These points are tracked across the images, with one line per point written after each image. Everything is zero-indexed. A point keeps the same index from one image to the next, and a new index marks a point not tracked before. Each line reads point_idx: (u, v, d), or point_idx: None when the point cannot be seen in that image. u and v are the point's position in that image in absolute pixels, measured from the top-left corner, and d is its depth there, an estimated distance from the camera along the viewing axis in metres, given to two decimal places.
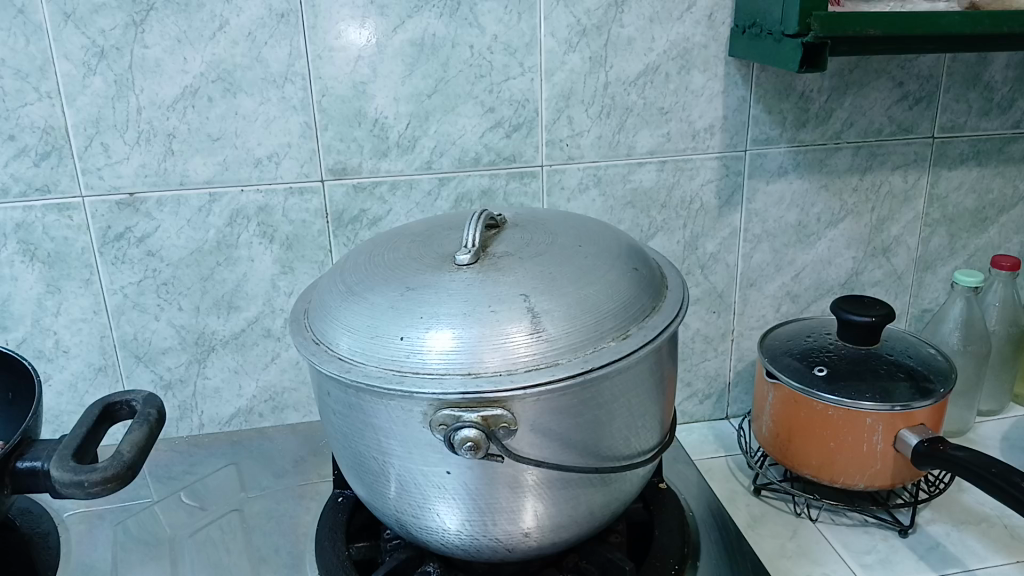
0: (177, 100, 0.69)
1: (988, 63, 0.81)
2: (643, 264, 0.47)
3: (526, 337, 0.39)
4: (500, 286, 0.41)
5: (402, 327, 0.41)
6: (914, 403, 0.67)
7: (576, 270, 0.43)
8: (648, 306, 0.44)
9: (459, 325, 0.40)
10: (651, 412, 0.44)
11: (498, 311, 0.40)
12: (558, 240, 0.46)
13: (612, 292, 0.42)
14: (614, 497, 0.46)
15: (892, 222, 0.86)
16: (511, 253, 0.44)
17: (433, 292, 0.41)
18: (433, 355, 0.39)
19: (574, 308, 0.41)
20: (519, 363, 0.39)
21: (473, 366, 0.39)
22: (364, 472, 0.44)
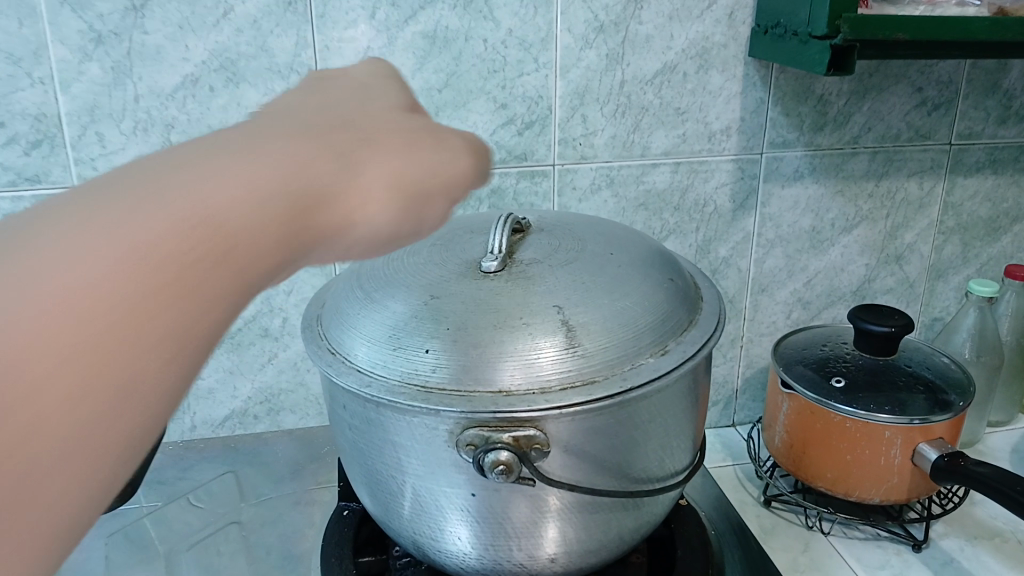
0: (178, 89, 0.66)
1: (1008, 70, 0.80)
2: (678, 275, 0.45)
3: (559, 350, 0.37)
4: (530, 296, 0.39)
5: (426, 339, 0.38)
6: (933, 417, 0.66)
7: (610, 277, 0.41)
8: (687, 321, 0.42)
9: (488, 339, 0.37)
10: (686, 432, 0.42)
11: (529, 323, 0.38)
12: (588, 248, 0.44)
13: (649, 306, 0.40)
14: (644, 520, 0.43)
15: (906, 228, 0.85)
16: (540, 261, 0.42)
17: (459, 301, 0.39)
18: (460, 371, 0.37)
19: (612, 321, 0.39)
20: (551, 381, 0.37)
21: (502, 383, 0.37)
22: (380, 490, 0.42)
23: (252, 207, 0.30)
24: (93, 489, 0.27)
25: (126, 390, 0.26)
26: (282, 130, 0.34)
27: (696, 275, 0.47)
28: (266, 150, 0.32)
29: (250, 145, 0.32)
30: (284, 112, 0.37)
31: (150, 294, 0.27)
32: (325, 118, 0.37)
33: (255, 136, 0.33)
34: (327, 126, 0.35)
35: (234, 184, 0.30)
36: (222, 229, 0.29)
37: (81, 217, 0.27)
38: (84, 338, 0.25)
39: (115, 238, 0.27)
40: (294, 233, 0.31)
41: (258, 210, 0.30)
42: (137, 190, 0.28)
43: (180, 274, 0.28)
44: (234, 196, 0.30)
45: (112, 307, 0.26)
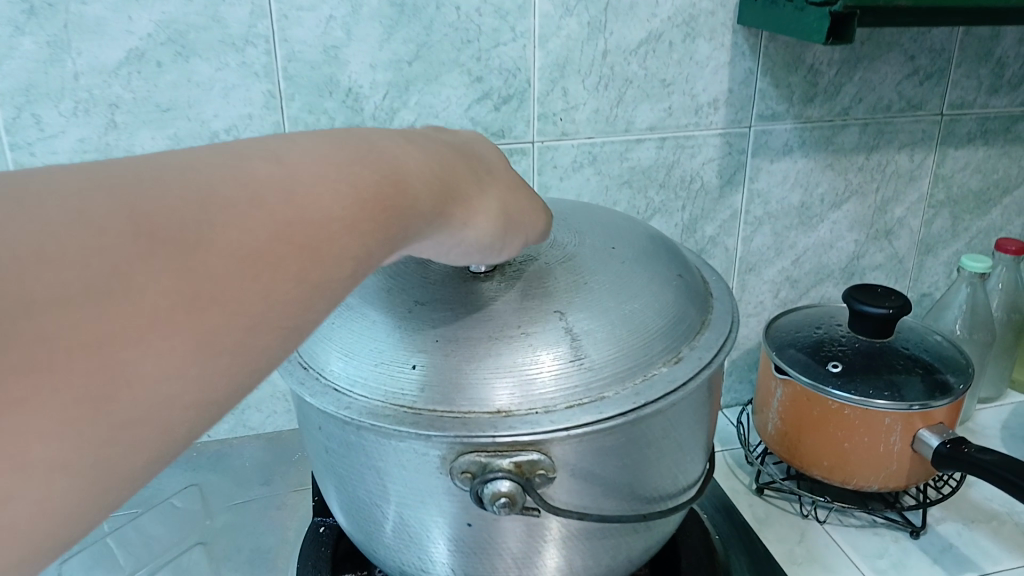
0: (121, 65, 0.60)
1: (1001, 37, 0.77)
2: (685, 270, 0.41)
3: (564, 364, 0.33)
4: (529, 302, 0.35)
5: (412, 353, 0.34)
6: (934, 402, 0.63)
7: (615, 276, 0.37)
8: (698, 323, 0.38)
9: (484, 351, 0.33)
10: (699, 443, 0.38)
11: (529, 332, 0.33)
12: (587, 241, 0.39)
13: (659, 309, 0.36)
14: (654, 539, 0.40)
15: (896, 202, 0.82)
16: (536, 259, 0.37)
17: (449, 310, 0.35)
18: (452, 389, 0.33)
19: (620, 328, 0.35)
20: (555, 398, 0.33)
21: (500, 402, 0.33)
22: (362, 517, 0.38)
23: (382, 211, 0.30)
24: (164, 459, 0.25)
25: (226, 364, 0.26)
26: (418, 140, 0.34)
27: (700, 269, 0.43)
28: (409, 155, 0.32)
29: (393, 149, 0.32)
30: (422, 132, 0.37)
31: (279, 276, 0.27)
32: (448, 137, 0.37)
33: (397, 138, 0.33)
34: (458, 148, 0.36)
35: (374, 184, 0.30)
36: (351, 228, 0.29)
37: (242, 178, 0.27)
38: (218, 301, 0.25)
39: (269, 211, 0.27)
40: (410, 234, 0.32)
41: (387, 215, 0.30)
42: (294, 169, 0.28)
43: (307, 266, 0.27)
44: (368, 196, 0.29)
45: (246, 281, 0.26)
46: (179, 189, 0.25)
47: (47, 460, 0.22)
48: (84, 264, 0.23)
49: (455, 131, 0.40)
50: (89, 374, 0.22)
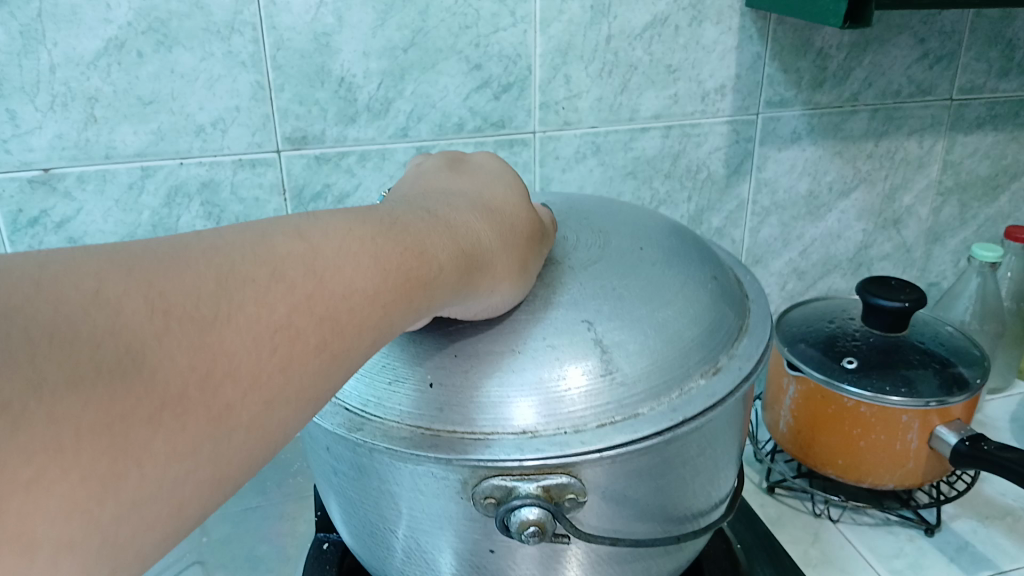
0: (99, 56, 0.56)
1: (1012, 18, 0.75)
2: (715, 269, 0.40)
3: (595, 380, 0.32)
4: (555, 314, 0.33)
5: (432, 371, 0.33)
6: (952, 398, 0.61)
7: (643, 280, 0.35)
8: (734, 330, 0.37)
9: (510, 368, 0.32)
10: (731, 459, 0.36)
11: (557, 346, 0.32)
12: (613, 241, 0.38)
13: (694, 315, 0.35)
14: (684, 558, 0.38)
15: (904, 190, 0.80)
16: (560, 262, 0.36)
17: (468, 330, 0.34)
18: (478, 409, 0.32)
19: (651, 337, 0.33)
20: (585, 417, 0.31)
21: (528, 423, 0.31)
22: (374, 544, 0.36)
23: (409, 286, 0.29)
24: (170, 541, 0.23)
25: (240, 444, 0.24)
26: (442, 200, 0.33)
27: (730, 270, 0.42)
28: (435, 222, 0.31)
29: (418, 217, 0.31)
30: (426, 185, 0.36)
31: (301, 352, 0.25)
32: (473, 182, 0.36)
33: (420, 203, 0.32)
34: (484, 192, 0.35)
35: (402, 257, 0.29)
36: (378, 303, 0.28)
37: (264, 255, 0.25)
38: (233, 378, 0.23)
39: (292, 289, 0.25)
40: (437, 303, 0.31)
41: (414, 288, 0.29)
42: (319, 243, 0.27)
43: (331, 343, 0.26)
44: (396, 272, 0.28)
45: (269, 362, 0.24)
46: (201, 271, 0.24)
47: (52, 547, 0.20)
48: (96, 343, 0.20)
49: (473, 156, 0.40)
50: (101, 459, 0.20)
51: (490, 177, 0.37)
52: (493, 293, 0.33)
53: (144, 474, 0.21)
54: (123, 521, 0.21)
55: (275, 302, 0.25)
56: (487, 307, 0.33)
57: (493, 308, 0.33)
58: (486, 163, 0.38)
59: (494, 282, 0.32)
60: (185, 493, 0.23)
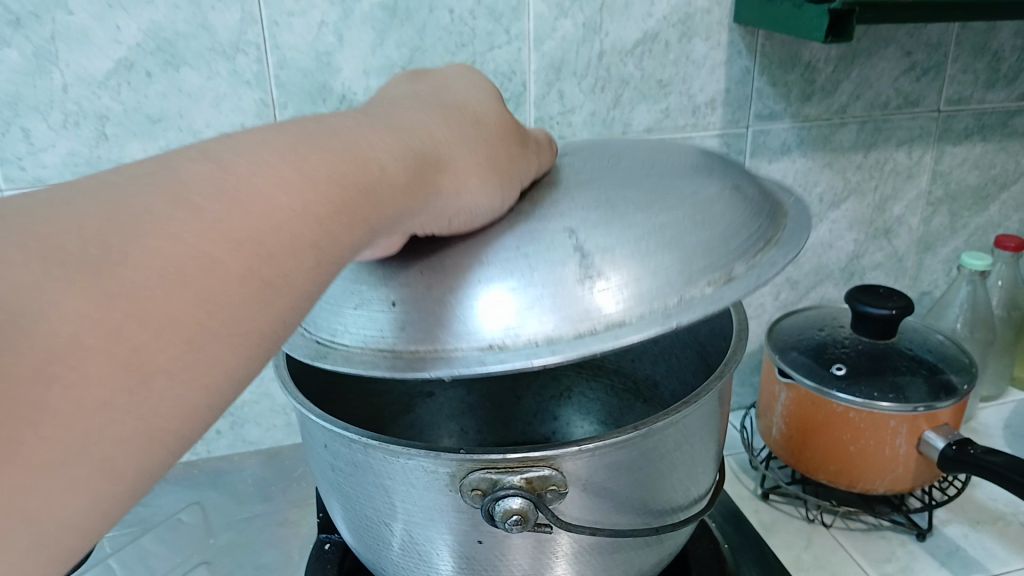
0: (109, 75, 0.58)
1: (997, 31, 0.76)
2: (740, 190, 0.41)
3: (575, 287, 0.34)
4: (540, 230, 0.36)
5: (425, 295, 0.36)
6: (939, 403, 0.62)
7: (639, 197, 0.37)
8: (756, 241, 0.38)
9: (498, 282, 0.35)
10: (710, 454, 0.37)
11: (538, 259, 0.35)
12: (629, 168, 0.40)
13: (699, 222, 0.36)
14: (666, 552, 0.39)
15: (895, 200, 0.81)
16: (562, 187, 0.39)
17: (467, 256, 0.36)
18: (465, 325, 0.34)
19: (647, 241, 0.35)
20: (572, 322, 0.33)
21: (513, 333, 0.34)
22: (369, 536, 0.37)
23: (341, 199, 0.30)
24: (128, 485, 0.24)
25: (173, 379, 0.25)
26: (376, 120, 0.35)
27: (762, 194, 0.43)
28: (360, 145, 0.33)
29: (341, 139, 0.32)
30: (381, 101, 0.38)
31: (223, 280, 0.26)
32: (426, 101, 0.38)
33: (349, 124, 0.34)
34: (442, 109, 0.38)
35: (327, 173, 0.30)
36: (314, 217, 0.29)
37: (167, 186, 0.26)
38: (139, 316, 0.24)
39: (198, 213, 0.26)
40: (399, 212, 0.33)
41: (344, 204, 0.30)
42: (229, 168, 0.28)
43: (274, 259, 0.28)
44: (324, 185, 0.30)
45: (200, 297, 0.25)
46: (94, 213, 0.25)
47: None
48: None
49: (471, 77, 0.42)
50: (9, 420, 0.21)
51: (452, 93, 0.40)
52: (461, 196, 0.35)
53: (90, 431, 0.23)
54: (62, 474, 0.23)
55: (179, 230, 0.25)
56: (460, 211, 0.36)
57: (466, 210, 0.36)
58: (458, 81, 0.41)
59: (456, 184, 0.35)
60: (149, 433, 0.24)
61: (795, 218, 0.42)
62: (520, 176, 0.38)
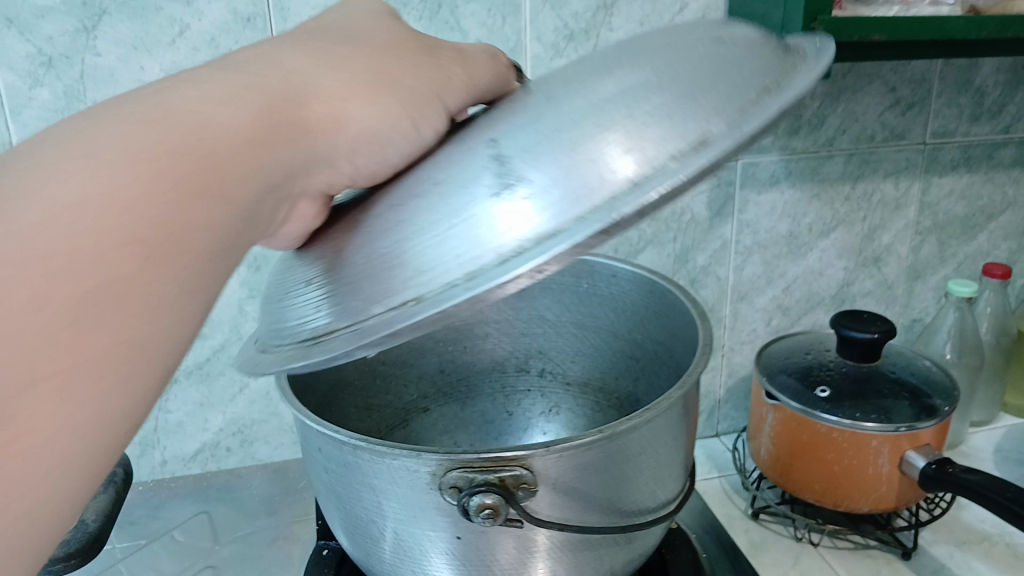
0: None
1: (980, 67, 0.79)
2: (733, 38, 0.36)
3: (496, 206, 0.30)
4: (463, 165, 0.33)
5: (359, 265, 0.33)
6: (920, 424, 0.64)
7: (576, 84, 0.33)
8: (755, 88, 0.32)
9: (422, 231, 0.32)
10: (676, 460, 0.40)
11: (458, 194, 0.32)
12: (582, 61, 0.36)
13: (665, 85, 0.32)
14: (637, 552, 0.42)
15: (883, 230, 0.84)
16: (502, 110, 0.35)
17: (416, 199, 0.33)
18: (394, 281, 0.31)
19: (583, 132, 0.30)
20: (497, 244, 0.29)
21: (438, 271, 0.30)
22: (360, 534, 0.41)
23: (206, 163, 0.30)
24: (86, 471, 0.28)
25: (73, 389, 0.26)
26: (219, 69, 0.34)
27: (769, 41, 0.38)
28: (201, 103, 0.31)
29: (177, 101, 0.31)
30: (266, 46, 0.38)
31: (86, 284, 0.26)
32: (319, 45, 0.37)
33: (185, 82, 0.32)
34: (313, 40, 0.37)
35: (178, 140, 0.29)
36: (171, 189, 0.28)
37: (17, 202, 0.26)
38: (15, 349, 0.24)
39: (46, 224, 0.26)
40: (272, 166, 0.33)
41: (212, 167, 0.30)
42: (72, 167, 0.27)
43: (158, 238, 0.28)
44: (180, 151, 0.29)
45: (60, 321, 0.25)
46: None
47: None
48: None
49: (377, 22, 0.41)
50: None
51: (337, 28, 0.39)
52: (354, 124, 0.35)
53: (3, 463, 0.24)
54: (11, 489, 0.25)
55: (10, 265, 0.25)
56: (358, 138, 0.35)
57: (370, 132, 0.35)
58: (345, 16, 0.41)
59: (341, 115, 0.35)
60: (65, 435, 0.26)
61: (813, 60, 0.36)
62: (434, 86, 0.37)
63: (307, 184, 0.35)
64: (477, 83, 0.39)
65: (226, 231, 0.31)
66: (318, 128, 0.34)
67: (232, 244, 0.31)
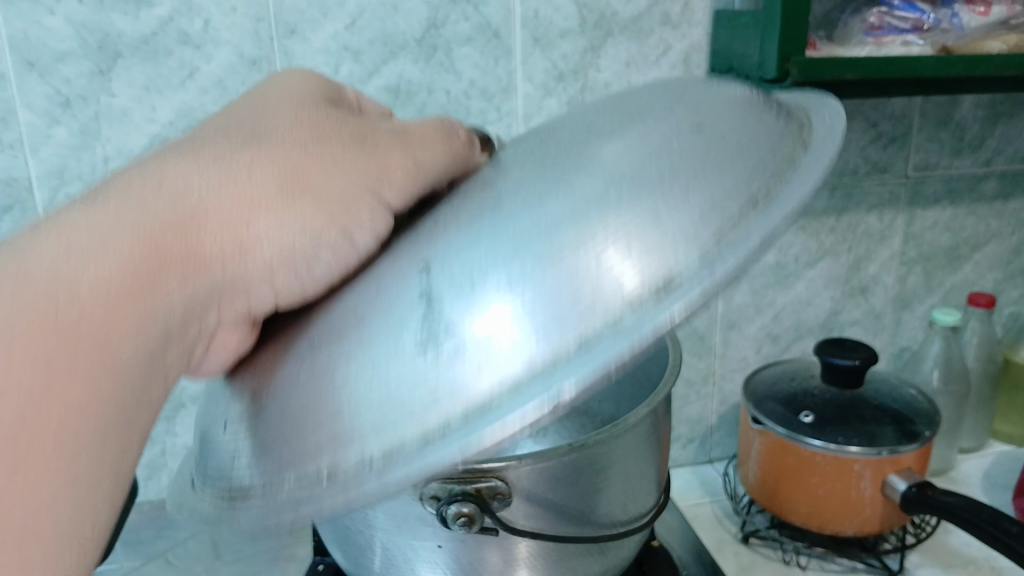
0: (145, 149, 0.66)
1: (959, 104, 0.82)
2: (728, 117, 0.33)
3: (427, 368, 0.28)
4: (390, 303, 0.31)
5: (285, 413, 0.31)
6: (902, 447, 0.66)
7: (512, 209, 0.31)
8: (745, 194, 0.30)
9: (349, 386, 0.30)
10: (648, 476, 0.43)
11: (385, 343, 0.30)
12: (570, 138, 0.35)
13: (621, 199, 0.29)
14: (611, 564, 0.44)
15: (869, 260, 0.87)
16: (441, 224, 0.33)
17: (342, 337, 0.31)
18: (324, 446, 0.29)
19: (528, 276, 0.28)
20: (430, 415, 0.27)
21: (369, 442, 0.28)
22: (350, 546, 0.43)
23: (76, 337, 0.30)
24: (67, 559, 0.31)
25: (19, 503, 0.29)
26: (105, 203, 0.33)
27: (772, 114, 0.36)
28: (73, 259, 0.31)
29: (46, 260, 0.31)
30: (179, 147, 0.37)
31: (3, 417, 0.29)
32: (238, 146, 0.36)
33: (66, 232, 0.32)
34: (222, 143, 0.36)
35: (43, 316, 0.30)
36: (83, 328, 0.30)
37: None
38: None
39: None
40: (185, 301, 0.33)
41: (84, 338, 0.30)
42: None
43: (34, 431, 0.29)
44: (47, 325, 0.30)
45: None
46: None
47: None
48: None
49: (304, 103, 0.40)
50: None
51: (261, 117, 0.39)
52: (264, 243, 0.34)
53: None
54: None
55: None
56: (283, 261, 0.34)
57: (284, 251, 0.34)
58: (272, 100, 0.40)
59: (250, 235, 0.34)
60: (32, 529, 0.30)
61: (821, 142, 0.34)
62: (369, 182, 0.35)
63: (229, 312, 0.35)
64: (424, 166, 0.37)
65: (121, 384, 0.31)
66: (224, 255, 0.34)
67: (159, 360, 0.33)
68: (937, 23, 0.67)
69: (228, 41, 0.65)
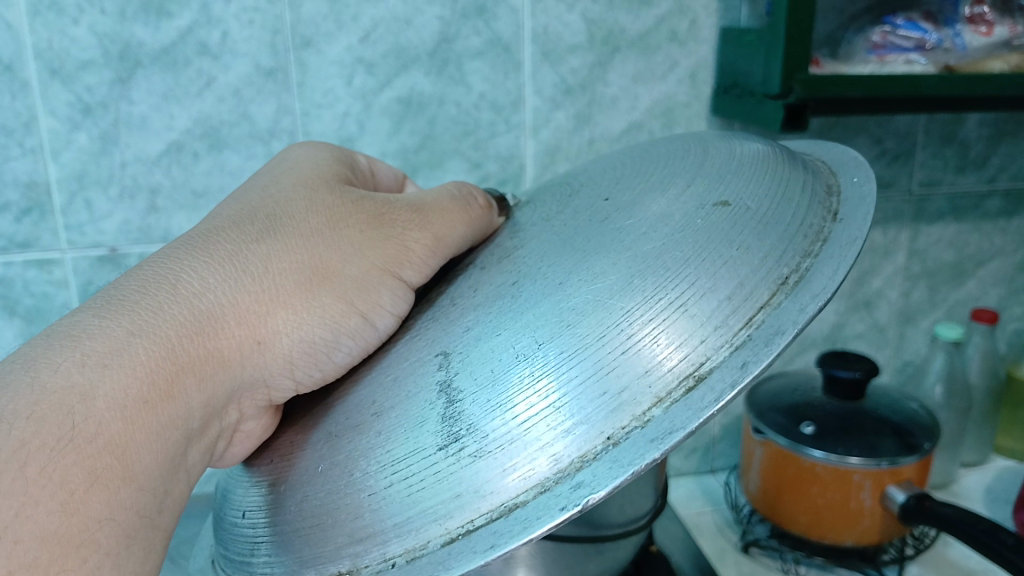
0: (162, 155, 0.68)
1: (963, 122, 0.83)
2: (762, 197, 0.37)
3: (457, 464, 0.31)
4: (411, 399, 0.34)
5: (321, 501, 0.34)
6: (902, 459, 0.67)
7: (532, 298, 0.34)
8: (777, 277, 0.33)
9: (383, 480, 0.33)
10: (647, 480, 0.44)
11: (411, 439, 0.33)
12: (616, 208, 0.38)
13: (624, 297, 0.32)
14: (610, 565, 0.45)
15: (873, 275, 0.88)
16: (456, 315, 0.37)
17: (369, 430, 0.34)
18: (369, 538, 0.32)
19: (544, 378, 0.31)
20: (471, 510, 0.31)
21: (415, 534, 0.31)
22: None
23: (96, 449, 0.33)
24: None
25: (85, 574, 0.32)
26: (118, 316, 0.36)
27: (801, 187, 0.39)
28: (84, 373, 0.34)
29: (58, 377, 0.34)
30: (203, 239, 0.41)
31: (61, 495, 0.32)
32: (264, 245, 0.40)
33: (75, 348, 0.35)
34: (226, 242, 0.40)
35: (59, 433, 0.32)
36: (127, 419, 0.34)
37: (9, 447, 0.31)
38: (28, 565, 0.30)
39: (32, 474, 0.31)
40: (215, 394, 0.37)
41: (104, 448, 0.33)
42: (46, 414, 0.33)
43: (94, 492, 0.33)
44: (64, 444, 0.32)
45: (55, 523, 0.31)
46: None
47: None
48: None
49: (319, 194, 0.44)
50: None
51: (275, 211, 0.43)
52: (294, 323, 0.39)
53: None
54: None
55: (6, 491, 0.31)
56: (313, 340, 0.39)
57: (314, 334, 0.39)
58: (269, 195, 0.45)
59: (282, 321, 0.39)
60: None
61: (853, 210, 0.37)
62: (388, 266, 0.41)
63: (248, 403, 0.39)
64: (446, 239, 0.44)
65: (144, 484, 0.34)
66: (256, 340, 0.38)
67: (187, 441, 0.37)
68: (939, 43, 0.67)
69: (245, 53, 0.66)
